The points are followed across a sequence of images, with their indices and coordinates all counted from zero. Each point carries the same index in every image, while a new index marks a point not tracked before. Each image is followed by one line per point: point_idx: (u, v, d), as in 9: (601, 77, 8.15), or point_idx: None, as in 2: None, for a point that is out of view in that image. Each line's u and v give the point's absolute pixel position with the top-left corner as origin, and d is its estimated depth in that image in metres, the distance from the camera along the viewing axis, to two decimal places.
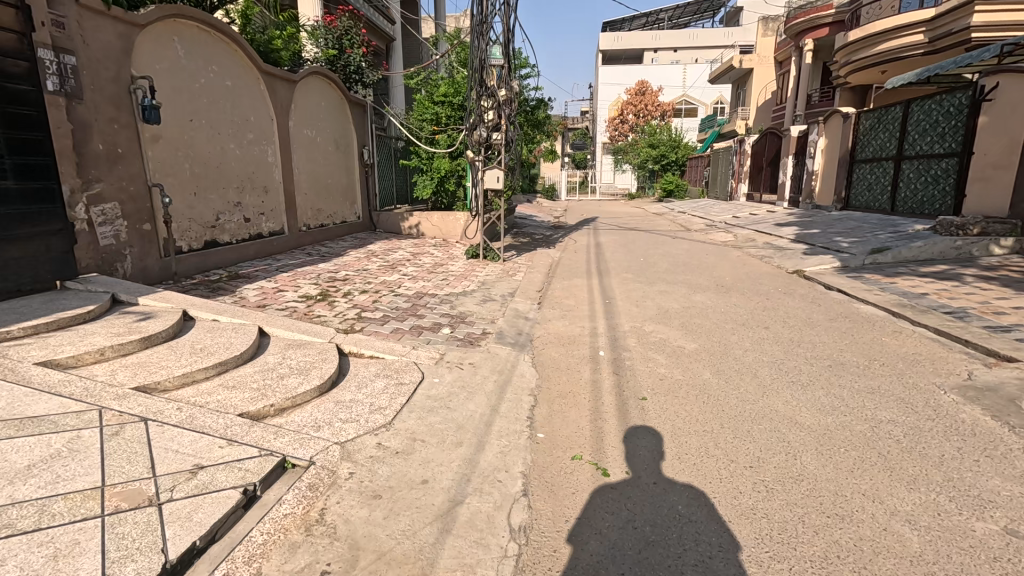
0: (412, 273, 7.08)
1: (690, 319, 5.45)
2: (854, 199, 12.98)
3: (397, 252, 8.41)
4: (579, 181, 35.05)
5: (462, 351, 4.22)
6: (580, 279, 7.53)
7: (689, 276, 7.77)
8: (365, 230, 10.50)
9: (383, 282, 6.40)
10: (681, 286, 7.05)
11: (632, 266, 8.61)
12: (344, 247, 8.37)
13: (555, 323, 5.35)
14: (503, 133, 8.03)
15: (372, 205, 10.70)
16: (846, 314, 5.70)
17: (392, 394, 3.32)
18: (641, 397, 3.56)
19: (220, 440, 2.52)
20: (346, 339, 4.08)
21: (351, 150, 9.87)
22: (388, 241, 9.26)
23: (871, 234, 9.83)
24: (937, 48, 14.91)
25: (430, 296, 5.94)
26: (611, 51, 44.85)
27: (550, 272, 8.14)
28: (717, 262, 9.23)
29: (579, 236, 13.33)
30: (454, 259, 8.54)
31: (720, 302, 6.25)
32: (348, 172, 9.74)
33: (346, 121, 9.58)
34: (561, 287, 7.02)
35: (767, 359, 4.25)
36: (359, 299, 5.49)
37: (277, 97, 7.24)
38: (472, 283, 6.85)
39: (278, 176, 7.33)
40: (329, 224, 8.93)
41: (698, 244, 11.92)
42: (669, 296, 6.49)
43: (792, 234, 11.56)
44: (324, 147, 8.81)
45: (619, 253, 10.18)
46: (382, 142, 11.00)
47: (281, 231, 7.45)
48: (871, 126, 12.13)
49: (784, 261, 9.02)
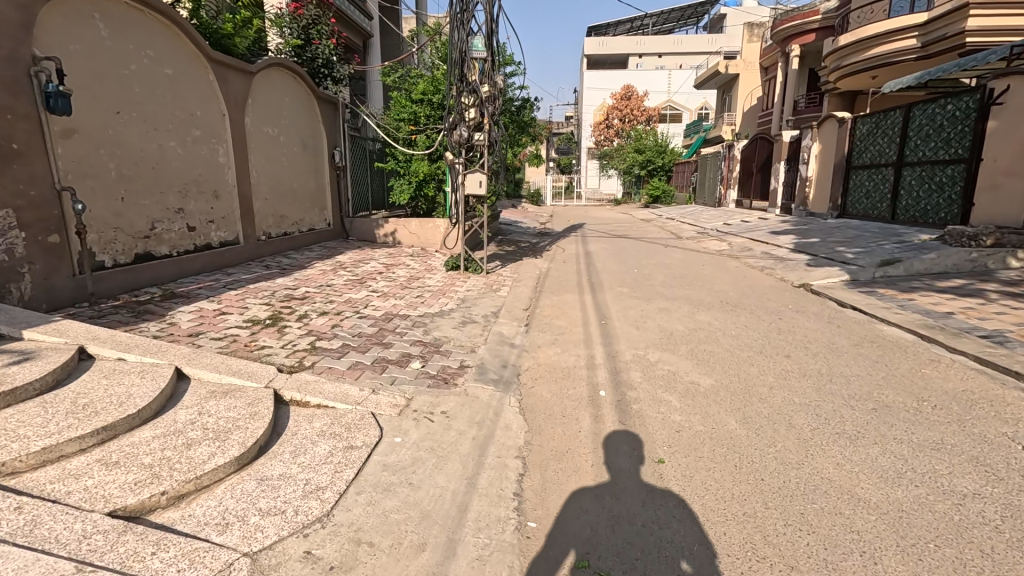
0: (383, 289, 6.28)
1: (699, 346, 4.77)
2: (850, 206, 12.54)
3: (368, 264, 7.60)
4: (565, 186, 34.59)
5: (434, 394, 3.45)
6: (571, 295, 6.82)
7: (690, 291, 7.11)
8: (336, 237, 9.67)
9: (349, 301, 5.60)
10: (682, 303, 6.38)
11: (627, 279, 7.93)
12: (309, 259, 7.53)
13: (545, 351, 4.61)
14: (487, 132, 7.32)
15: (344, 211, 9.87)
16: (871, 338, 5.07)
17: (338, 465, 2.53)
18: (657, 459, 2.83)
19: (65, 563, 1.72)
20: (289, 382, 3.28)
21: (320, 151, 9.05)
22: (361, 252, 8.45)
23: (875, 244, 9.31)
24: (929, 53, 14.55)
25: (401, 318, 5.17)
26: (596, 57, 44.66)
27: (538, 286, 7.41)
28: (716, 274, 8.61)
29: (567, 244, 12.66)
30: (432, 272, 7.76)
31: (728, 323, 5.58)
32: (316, 175, 8.92)
33: (314, 119, 8.76)
34: (551, 305, 6.30)
35: (799, 402, 3.56)
36: (316, 324, 4.68)
37: (230, 89, 6.41)
38: (451, 300, 6.10)
39: (232, 179, 6.49)
40: (294, 232, 8.09)
41: (692, 253, 11.30)
42: (671, 316, 5.81)
43: (790, 243, 11.02)
44: (289, 147, 7.99)
45: (612, 264, 9.52)
46: (355, 143, 10.18)
47: (235, 240, 6.60)
48: (869, 131, 11.70)
49: (787, 273, 8.43)
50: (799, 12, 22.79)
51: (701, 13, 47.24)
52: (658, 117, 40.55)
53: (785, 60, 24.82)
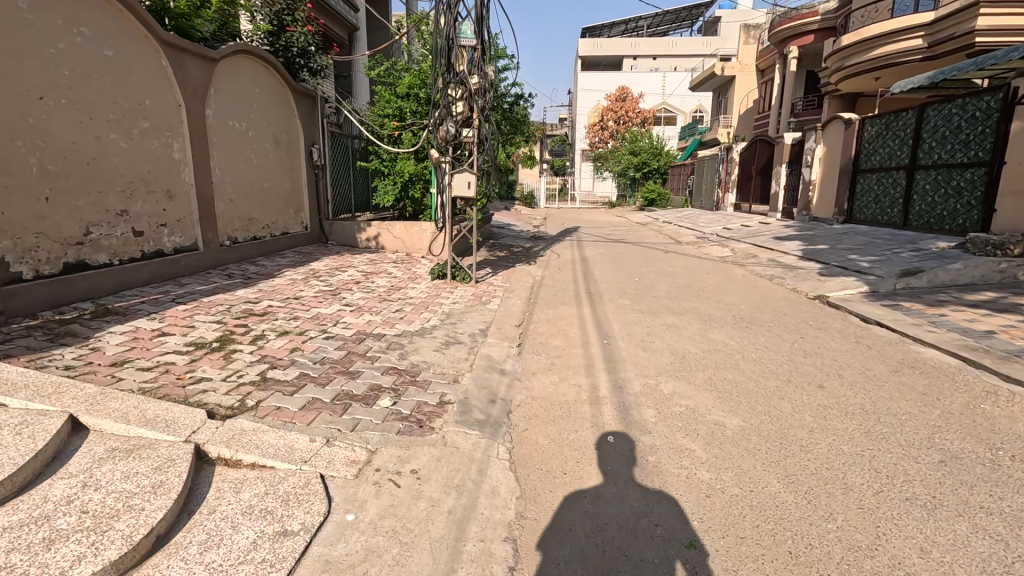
0: (359, 302, 5.61)
1: (717, 374, 4.13)
2: (857, 211, 12.03)
3: (345, 273, 6.91)
4: (559, 188, 33.95)
5: (404, 445, 2.79)
6: (568, 308, 6.20)
7: (697, 304, 6.49)
8: (314, 242, 8.96)
9: (316, 317, 4.91)
10: (691, 319, 5.76)
11: (628, 290, 7.31)
12: (279, 266, 6.83)
13: (540, 381, 3.96)
14: (476, 129, 6.65)
15: (324, 214, 9.18)
16: (909, 362, 4.47)
17: (260, 567, 1.86)
18: (688, 543, 2.19)
19: None
20: (220, 432, 2.60)
21: (296, 148, 8.36)
22: (339, 258, 7.76)
23: (890, 253, 8.76)
24: (937, 53, 14.05)
25: (375, 338, 4.50)
26: (590, 58, 44.15)
27: (532, 297, 6.77)
28: (723, 283, 8.00)
29: (562, 249, 12.02)
30: (417, 281, 7.07)
31: (745, 343, 4.96)
32: (292, 175, 8.22)
33: (289, 113, 8.08)
34: (546, 321, 5.65)
35: (849, 451, 2.94)
36: (272, 348, 3.99)
37: (188, 77, 5.73)
38: (434, 315, 5.44)
39: (189, 177, 5.79)
40: (264, 237, 7.39)
41: (694, 260, 10.68)
42: (680, 335, 5.18)
43: (797, 249, 10.45)
44: (260, 144, 7.29)
45: (610, 272, 8.89)
46: (338, 140, 9.51)
47: (192, 246, 5.90)
48: (878, 133, 11.19)
49: (799, 283, 7.83)
50: (798, 13, 22.36)
51: (696, 16, 46.92)
52: (653, 119, 40.16)
53: (783, 62, 24.42)
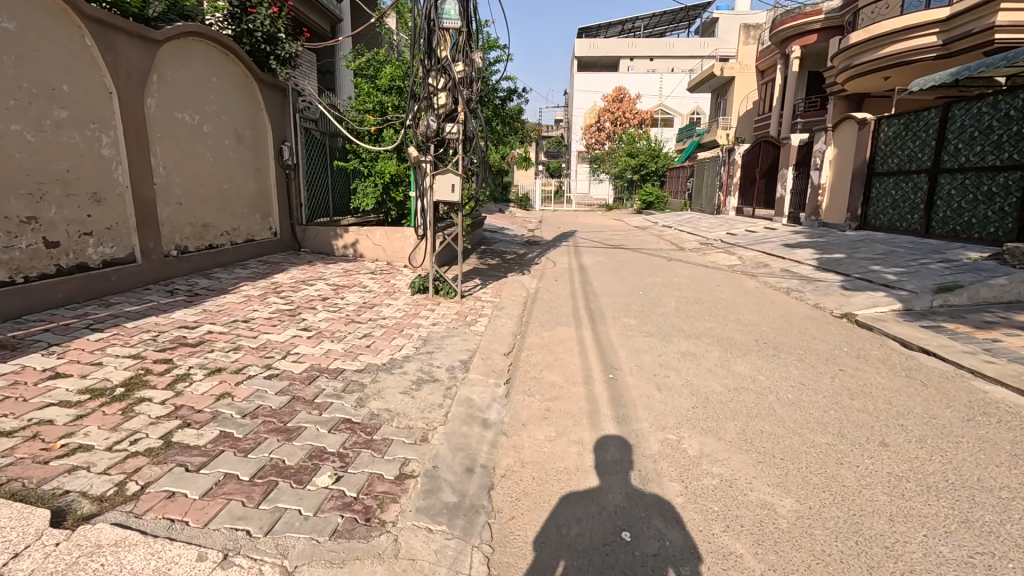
0: (322, 324, 4.79)
1: (751, 425, 3.32)
2: (872, 217, 11.31)
3: (312, 287, 6.08)
4: (554, 190, 33.22)
5: (336, 560, 1.96)
6: (566, 331, 5.39)
7: (712, 325, 5.70)
8: (285, 250, 8.10)
9: (263, 346, 4.07)
10: (708, 345, 4.97)
11: (634, 306, 6.53)
12: (236, 279, 5.98)
13: (532, 437, 3.14)
14: (461, 123, 5.83)
15: (297, 218, 8.34)
16: (978, 404, 3.69)
17: None
18: None
19: None
20: (61, 554, 1.78)
21: (263, 145, 7.52)
22: (308, 269, 6.92)
23: (916, 264, 8.02)
24: (952, 50, 13.42)
25: (331, 377, 3.67)
26: (586, 59, 43.53)
27: (525, 315, 5.96)
28: (736, 297, 7.24)
29: (558, 256, 11.21)
30: (395, 295, 6.26)
31: (776, 378, 4.16)
32: (258, 175, 7.39)
33: (255, 107, 7.26)
34: (541, 348, 4.83)
35: (955, 558, 2.14)
36: (193, 395, 3.15)
37: (122, 60, 4.90)
38: (408, 340, 4.62)
39: (123, 177, 4.96)
40: (222, 245, 6.55)
41: (701, 269, 9.91)
42: (698, 367, 4.38)
43: (811, 258, 9.69)
44: (218, 140, 6.46)
45: (611, 283, 8.08)
46: (313, 138, 8.67)
47: (128, 258, 5.06)
48: (896, 135, 10.47)
49: (821, 298, 7.07)
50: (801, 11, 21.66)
51: (693, 17, 46.39)
52: (651, 120, 39.37)
53: (784, 63, 23.79)
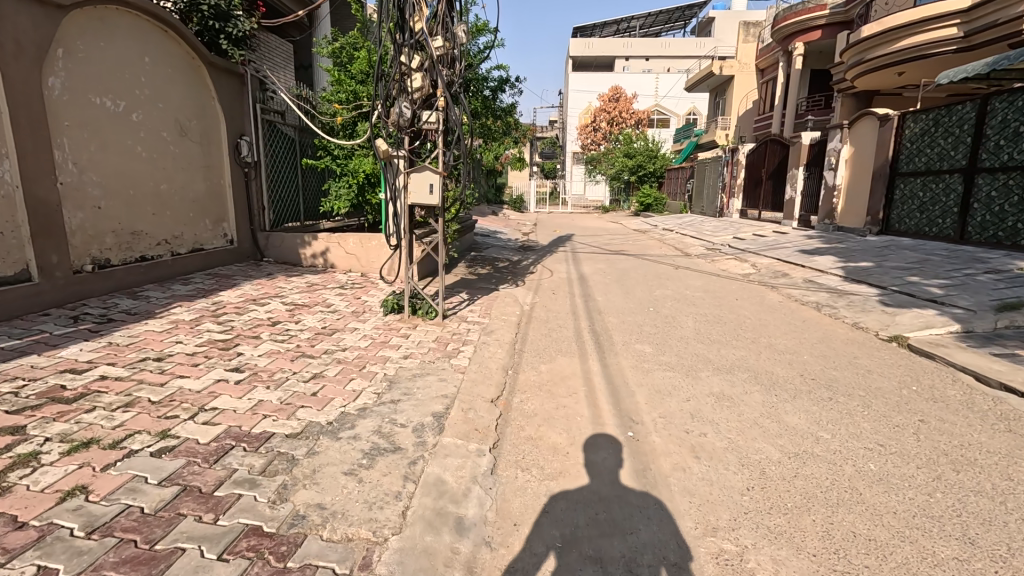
0: (261, 361, 3.78)
1: (838, 523, 2.35)
2: (896, 221, 10.43)
3: (263, 308, 5.06)
4: (549, 191, 32.35)
5: None
6: (569, 365, 4.41)
7: (744, 355, 4.73)
8: (244, 259, 7.07)
9: (169, 399, 3.06)
10: (745, 384, 4.01)
11: (646, 328, 5.58)
12: (169, 299, 4.95)
13: (529, 553, 2.15)
14: (442, 111, 4.81)
15: (259, 224, 7.31)
16: None
17: None
18: None
19: None
20: None
21: (215, 139, 6.49)
22: (265, 285, 5.90)
23: (959, 275, 7.13)
24: (973, 44, 12.62)
25: (248, 449, 2.65)
26: (581, 59, 42.73)
27: (518, 341, 4.98)
28: (761, 315, 6.31)
29: (556, 264, 10.25)
30: (364, 317, 5.26)
31: (844, 436, 3.20)
32: (208, 173, 6.36)
33: (205, 95, 6.26)
34: (539, 391, 3.84)
35: None
36: (27, 493, 2.13)
37: (6, 25, 3.88)
38: (370, 384, 3.62)
39: (10, 174, 3.93)
40: (158, 256, 5.53)
41: (714, 279, 8.96)
42: (741, 420, 3.40)
43: (835, 267, 8.79)
44: (154, 132, 5.45)
45: (616, 297, 7.11)
46: (278, 132, 7.62)
47: (19, 276, 4.03)
48: (923, 131, 9.60)
49: (860, 316, 6.13)
50: (805, 7, 20.80)
51: (688, 15, 45.67)
52: (647, 121, 38.63)
53: (786, 60, 22.86)
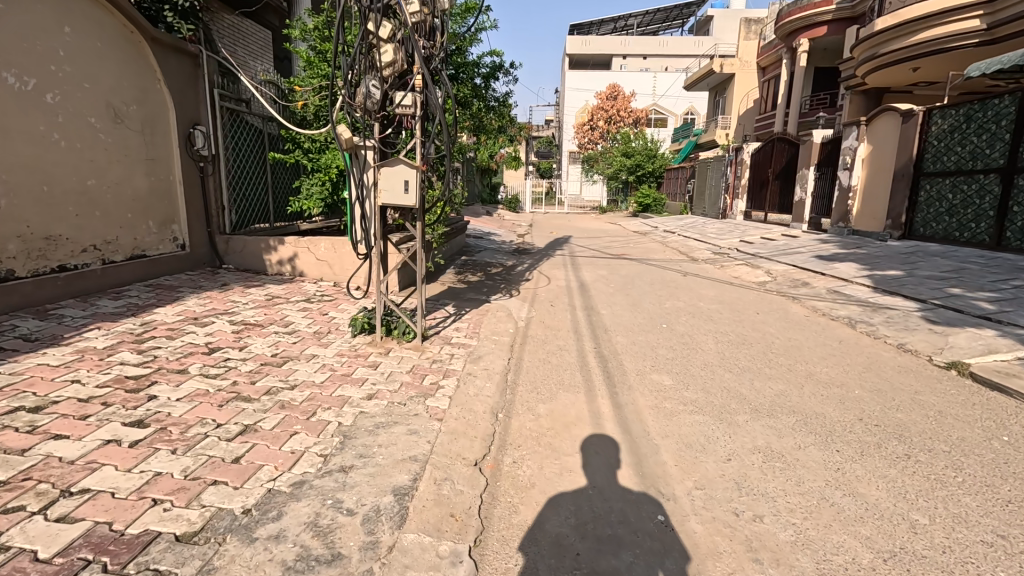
0: (178, 408, 2.92)
1: None
2: (921, 225, 9.69)
3: (203, 330, 4.18)
4: (545, 192, 31.47)
5: None
6: (575, 405, 3.58)
7: (784, 390, 3.91)
8: (197, 266, 6.18)
9: (21, 477, 2.20)
10: (795, 435, 3.19)
11: (661, 351, 4.77)
12: (87, 319, 4.07)
13: None
14: (419, 92, 3.95)
15: (218, 226, 6.43)
16: None
17: None
18: None
19: None
20: None
21: (161, 127, 5.59)
22: (214, 299, 5.02)
23: (1006, 287, 6.37)
24: (997, 36, 11.98)
25: (110, 568, 1.79)
26: (577, 57, 41.93)
27: (512, 371, 4.14)
28: (791, 335, 5.51)
29: (554, 270, 9.42)
30: (328, 340, 4.41)
31: (947, 522, 2.38)
32: (153, 167, 5.47)
33: (147, 77, 5.38)
34: (536, 447, 3.00)
35: None
36: None
37: None
38: (318, 442, 2.77)
39: None
40: (82, 266, 4.65)
41: (728, 289, 8.14)
42: (805, 494, 2.58)
43: (860, 275, 8.02)
44: (78, 117, 4.56)
45: (623, 311, 6.29)
46: (241, 122, 6.73)
47: None
48: (953, 127, 8.93)
49: (904, 335, 5.35)
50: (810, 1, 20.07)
51: (685, 14, 44.88)
52: (645, 120, 38.12)
53: (790, 57, 22.18)
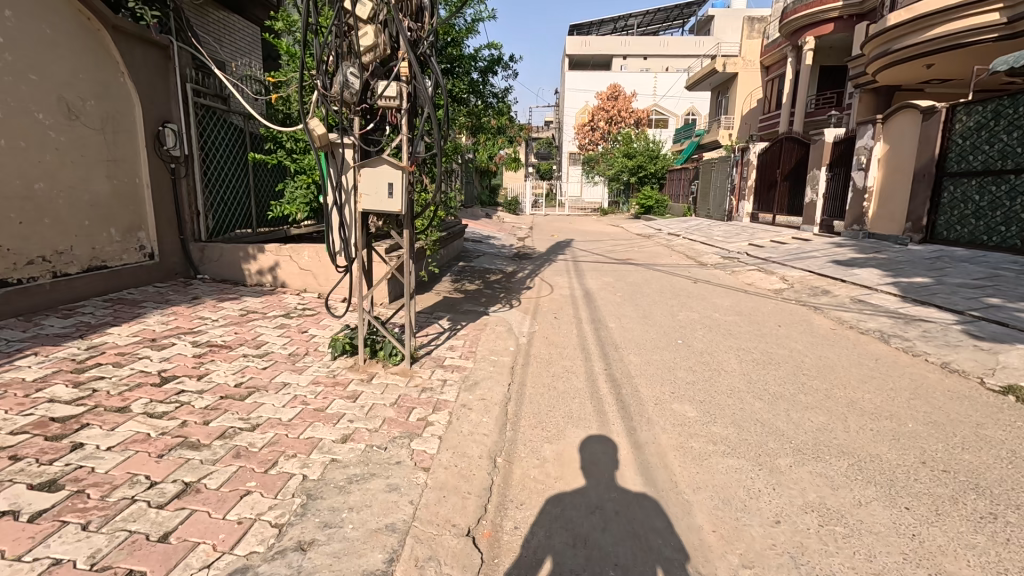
0: (106, 462, 2.39)
1: None
2: (944, 229, 9.19)
3: (158, 355, 3.65)
4: (545, 193, 30.90)
5: None
6: (587, 445, 3.06)
7: (828, 425, 3.38)
8: (168, 277, 5.65)
9: None
10: (853, 486, 2.67)
11: (680, 374, 4.25)
12: (23, 344, 3.54)
13: None
14: (404, 83, 3.43)
15: (193, 234, 5.92)
16: None
17: None
18: None
19: None
20: None
21: (126, 125, 5.08)
22: (180, 317, 4.49)
23: None
24: (1018, 30, 11.34)
25: None
26: (577, 58, 41.42)
27: (512, 400, 3.62)
28: (821, 352, 4.98)
29: (556, 278, 8.91)
30: (304, 364, 3.88)
31: None
32: (117, 168, 4.96)
33: (110, 70, 4.88)
34: (542, 507, 2.46)
35: None
36: None
37: None
38: (273, 506, 2.24)
39: None
40: (27, 280, 4.12)
41: (743, 297, 7.61)
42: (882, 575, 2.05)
43: (885, 282, 7.50)
44: (23, 113, 4.05)
45: (634, 325, 5.78)
46: (218, 121, 6.21)
47: None
48: (978, 126, 8.51)
49: (946, 352, 4.84)
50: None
51: (686, 14, 44.42)
52: (646, 121, 37.66)
53: (795, 56, 21.65)
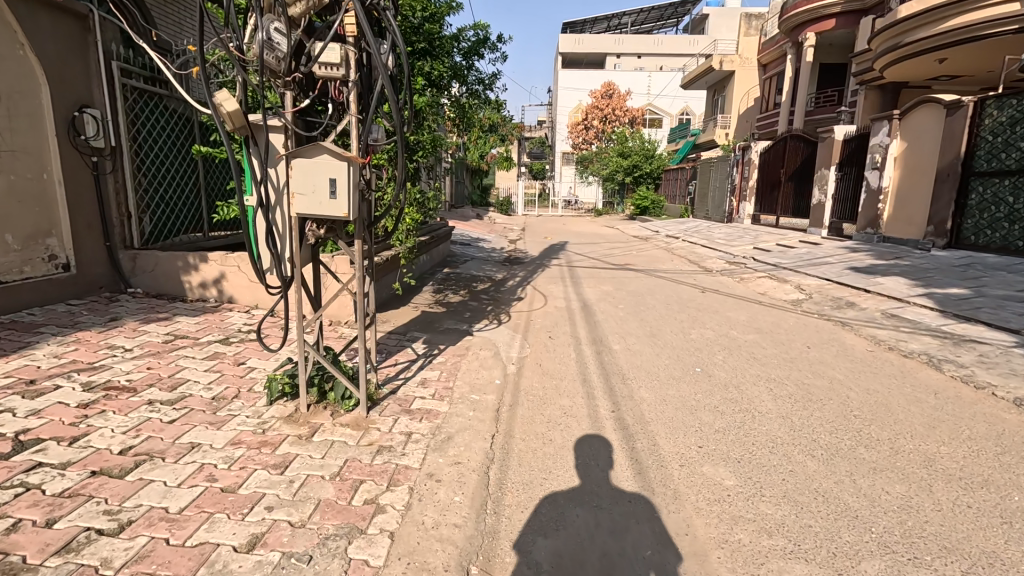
0: None
1: None
2: (972, 232, 8.46)
3: (24, 407, 2.76)
4: (538, 194, 30.06)
5: None
6: (597, 540, 2.20)
7: (910, 500, 2.56)
8: (89, 292, 4.75)
9: None
10: None
11: (705, 417, 3.44)
12: None
13: None
14: (350, 44, 2.59)
15: (124, 239, 5.02)
16: None
17: None
18: None
19: None
20: None
21: (28, 107, 4.17)
22: (82, 347, 3.60)
23: None
24: None
25: None
26: (571, 56, 40.66)
27: (495, 461, 2.78)
28: (864, 382, 4.20)
29: (550, 286, 8.10)
30: (228, 412, 3.01)
31: None
32: (15, 161, 4.05)
33: (4, 39, 3.98)
34: None
35: None
36: None
37: None
38: None
39: None
40: None
41: (758, 310, 6.81)
42: None
43: (915, 292, 6.76)
44: None
45: (640, 345, 4.97)
46: (155, 106, 5.32)
47: None
48: (1012, 121, 7.83)
49: (1014, 382, 4.08)
50: None
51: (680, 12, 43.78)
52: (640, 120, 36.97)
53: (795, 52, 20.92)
